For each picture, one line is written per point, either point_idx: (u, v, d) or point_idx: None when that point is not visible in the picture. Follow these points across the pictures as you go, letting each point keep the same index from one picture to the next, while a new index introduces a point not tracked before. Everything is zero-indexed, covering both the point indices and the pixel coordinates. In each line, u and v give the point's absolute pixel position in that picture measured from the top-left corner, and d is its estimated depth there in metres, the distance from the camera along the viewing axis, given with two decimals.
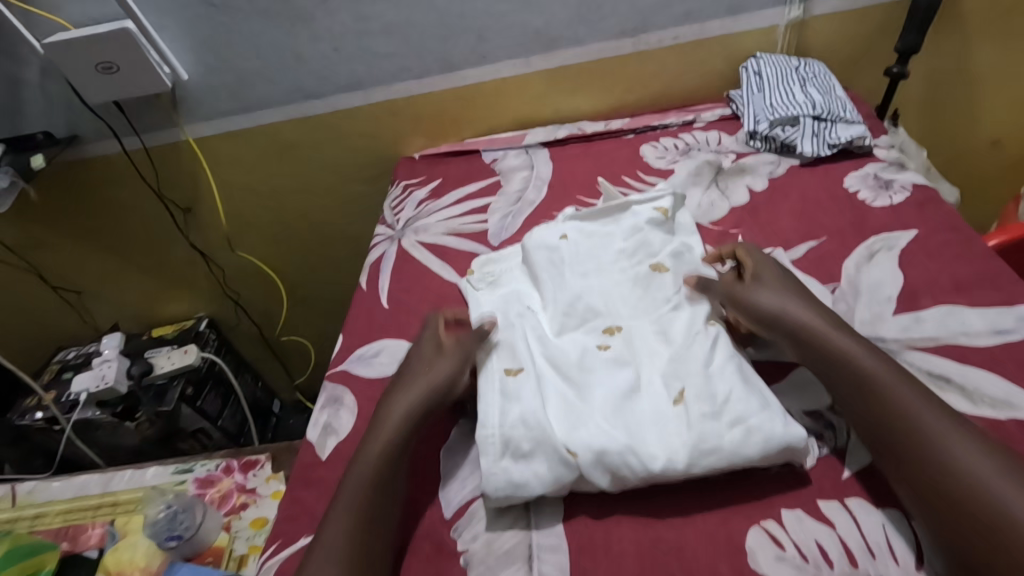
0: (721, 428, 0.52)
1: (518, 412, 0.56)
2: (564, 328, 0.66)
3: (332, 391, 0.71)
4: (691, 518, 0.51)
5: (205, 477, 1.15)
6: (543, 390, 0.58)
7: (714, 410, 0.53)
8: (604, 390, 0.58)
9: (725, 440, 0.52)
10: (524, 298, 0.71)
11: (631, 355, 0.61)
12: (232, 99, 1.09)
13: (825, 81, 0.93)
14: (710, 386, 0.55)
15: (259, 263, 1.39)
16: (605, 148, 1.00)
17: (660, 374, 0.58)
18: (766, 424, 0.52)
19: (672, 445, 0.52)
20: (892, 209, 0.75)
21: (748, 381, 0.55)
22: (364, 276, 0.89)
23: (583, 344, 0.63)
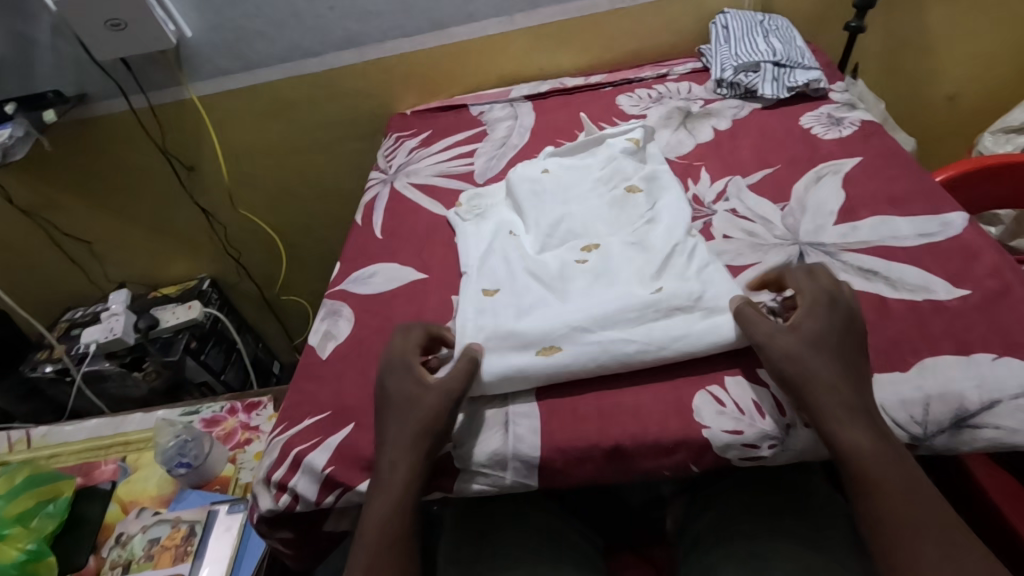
0: (691, 318, 0.60)
1: (506, 326, 0.64)
2: (546, 246, 0.73)
3: (331, 306, 0.78)
4: (647, 386, 0.59)
5: (211, 417, 1.22)
6: (528, 304, 0.66)
7: (689, 303, 0.61)
8: (584, 292, 0.66)
9: (694, 324, 0.59)
10: (509, 226, 0.78)
11: (607, 264, 0.68)
12: (233, 58, 1.15)
13: (787, 33, 1.00)
14: (686, 286, 0.63)
15: (261, 222, 1.45)
16: (584, 99, 1.07)
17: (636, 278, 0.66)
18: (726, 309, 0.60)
19: (648, 332, 0.60)
20: (841, 141, 0.82)
21: (715, 275, 0.64)
22: (360, 214, 0.96)
23: (562, 262, 0.70)
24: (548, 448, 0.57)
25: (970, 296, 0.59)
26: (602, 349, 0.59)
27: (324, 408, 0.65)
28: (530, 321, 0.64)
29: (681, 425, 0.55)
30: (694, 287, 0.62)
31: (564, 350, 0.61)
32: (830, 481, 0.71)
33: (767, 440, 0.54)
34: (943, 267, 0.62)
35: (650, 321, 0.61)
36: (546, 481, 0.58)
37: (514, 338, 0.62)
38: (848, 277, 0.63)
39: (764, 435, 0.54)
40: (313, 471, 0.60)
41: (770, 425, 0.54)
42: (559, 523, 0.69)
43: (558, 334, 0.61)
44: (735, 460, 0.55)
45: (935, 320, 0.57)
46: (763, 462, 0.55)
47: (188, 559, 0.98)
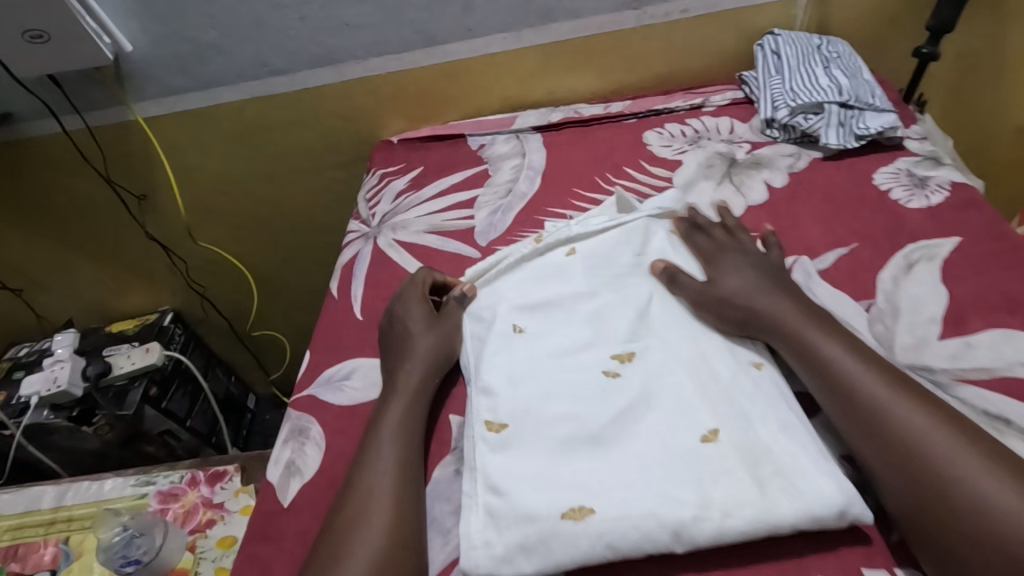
0: (764, 493, 0.45)
1: (520, 494, 0.48)
2: (567, 351, 0.58)
3: (296, 421, 0.62)
4: None
5: (169, 491, 1.06)
6: (544, 443, 0.51)
7: (756, 459, 0.47)
8: (619, 430, 0.51)
9: (771, 497, 0.44)
10: (513, 316, 0.63)
11: (641, 393, 0.53)
12: (186, 75, 0.97)
13: (850, 62, 0.84)
14: (753, 436, 0.48)
15: (226, 254, 1.27)
16: (604, 135, 0.90)
17: (689, 415, 0.50)
18: (812, 482, 0.44)
19: (705, 493, 0.45)
20: (929, 212, 0.66)
21: (795, 425, 0.48)
22: (335, 280, 0.79)
23: (583, 386, 0.55)
24: None
25: None
26: (659, 534, 0.44)
27: None
28: (543, 472, 0.49)
29: None
30: (779, 410, 0.50)
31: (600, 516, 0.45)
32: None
33: None
34: None
35: (708, 490, 0.46)
36: None
37: (530, 495, 0.48)
38: None
39: None
40: None
41: None
42: None
43: (586, 486, 0.47)
44: None
45: None
46: None
47: None
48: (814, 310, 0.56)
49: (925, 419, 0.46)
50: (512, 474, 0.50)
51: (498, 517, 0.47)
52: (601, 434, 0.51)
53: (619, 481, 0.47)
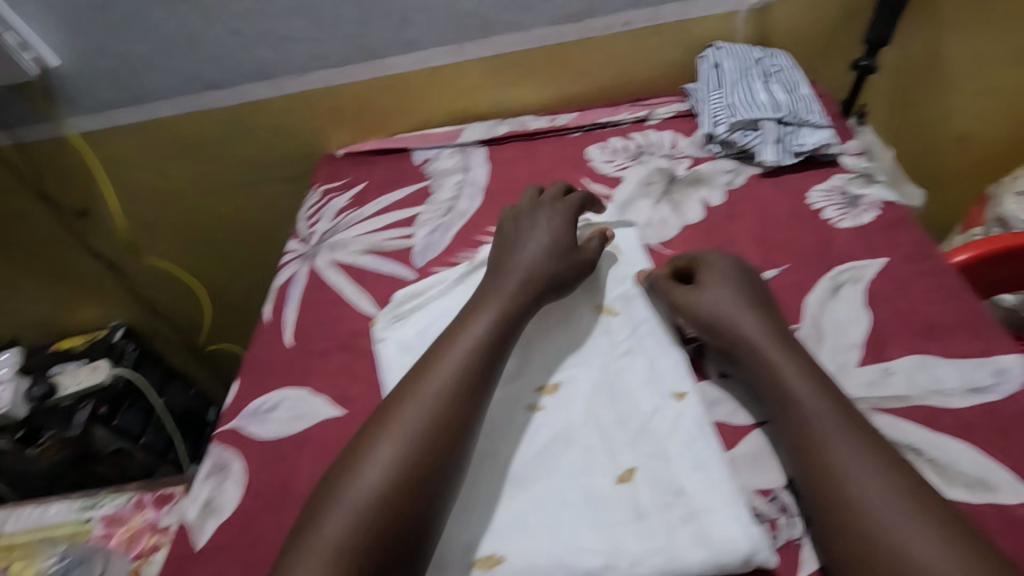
0: (671, 536, 0.45)
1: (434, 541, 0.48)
2: None
3: (218, 456, 0.61)
4: None
5: (113, 515, 1.03)
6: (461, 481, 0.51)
7: (670, 500, 0.47)
8: (538, 470, 0.51)
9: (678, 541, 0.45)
10: None
11: (562, 431, 0.53)
12: (119, 89, 0.93)
13: (790, 76, 0.83)
14: (669, 474, 0.49)
15: (175, 269, 1.24)
16: (549, 149, 0.89)
17: (608, 454, 0.51)
18: (721, 525, 0.44)
19: (615, 540, 0.46)
20: (859, 232, 0.67)
21: (710, 464, 0.48)
22: (269, 304, 0.77)
23: (505, 419, 0.54)
24: None
25: None
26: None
27: None
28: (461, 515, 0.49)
29: None
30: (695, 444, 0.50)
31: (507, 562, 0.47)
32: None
33: None
34: (1006, 448, 0.47)
35: (618, 535, 0.46)
36: None
37: (459, 536, 0.48)
38: None
39: None
40: None
41: None
42: None
43: (501, 532, 0.48)
44: None
45: (1004, 540, 0.43)
46: None
47: None
48: (775, 320, 0.56)
49: (851, 454, 0.46)
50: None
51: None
52: (519, 472, 0.51)
53: (540, 527, 0.48)
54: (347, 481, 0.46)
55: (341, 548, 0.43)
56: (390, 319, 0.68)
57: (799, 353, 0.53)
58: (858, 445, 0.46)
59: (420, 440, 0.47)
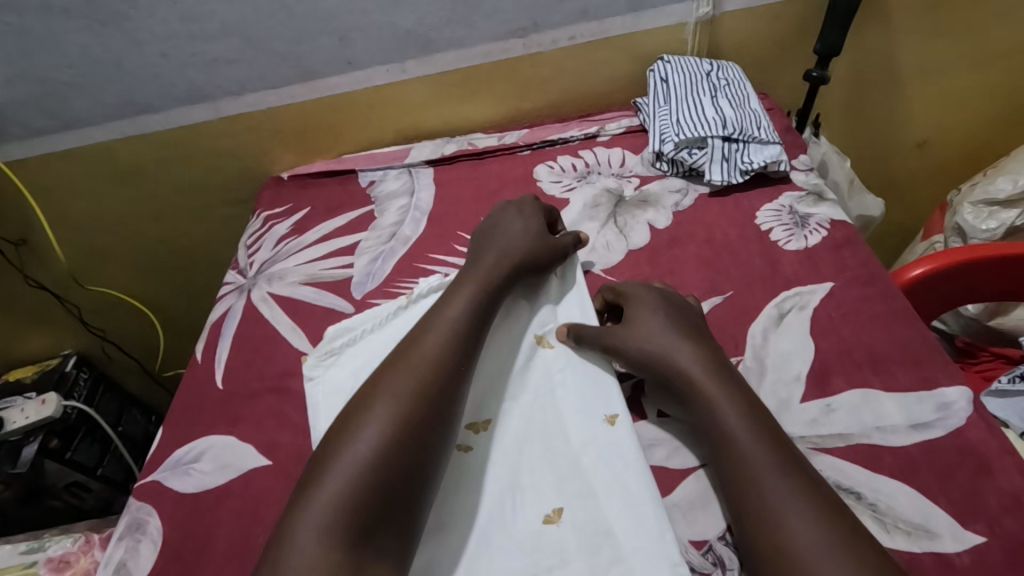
0: None
1: None
2: None
3: (135, 514, 0.57)
4: None
5: (59, 558, 0.98)
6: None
7: (597, 541, 0.45)
8: (463, 514, 0.48)
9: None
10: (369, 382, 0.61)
11: (489, 469, 0.50)
12: (47, 115, 0.89)
13: (739, 89, 0.81)
14: (598, 513, 0.46)
15: (124, 295, 1.20)
16: (497, 169, 0.86)
17: (534, 492, 0.48)
18: (648, 569, 0.43)
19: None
20: (806, 255, 0.64)
21: (640, 500, 0.46)
22: (201, 343, 0.74)
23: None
24: None
25: (985, 545, 0.43)
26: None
27: None
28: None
29: None
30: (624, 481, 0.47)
31: None
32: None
33: None
34: (947, 490, 0.45)
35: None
36: None
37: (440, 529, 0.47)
38: None
39: None
40: None
41: None
42: None
43: None
44: None
45: None
46: None
47: None
48: (709, 346, 0.54)
49: (788, 489, 0.44)
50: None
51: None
52: (445, 519, 0.48)
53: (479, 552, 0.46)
54: (321, 477, 0.44)
55: (318, 543, 0.41)
56: (321, 358, 0.64)
57: (737, 387, 0.51)
58: (794, 481, 0.44)
59: (401, 421, 0.47)
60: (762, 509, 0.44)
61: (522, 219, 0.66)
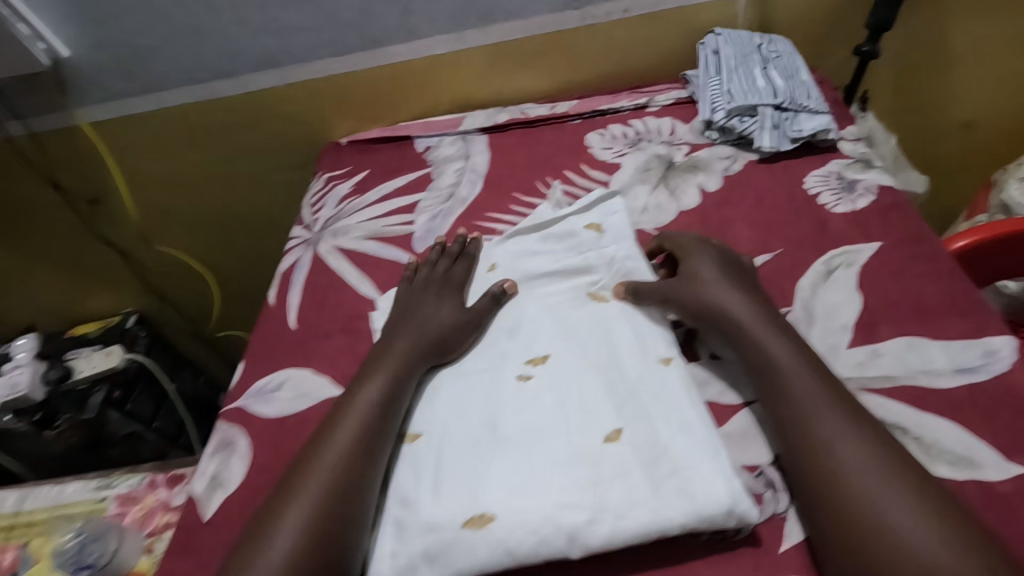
0: (658, 490, 0.46)
1: (425, 502, 0.49)
2: (487, 362, 0.60)
3: (224, 433, 0.63)
4: None
5: (127, 494, 1.06)
6: (456, 449, 0.53)
7: (654, 457, 0.48)
8: (529, 435, 0.52)
9: (664, 494, 0.46)
10: None
11: (552, 394, 0.55)
12: (127, 78, 0.95)
13: (790, 61, 0.84)
14: (653, 433, 0.50)
15: (185, 257, 1.27)
16: (549, 136, 0.89)
17: (593, 416, 0.52)
18: (705, 481, 0.46)
19: (602, 495, 0.47)
20: (853, 216, 0.67)
21: (694, 425, 0.49)
22: (274, 289, 0.79)
23: (496, 395, 0.56)
24: None
25: None
26: (555, 537, 0.45)
27: None
28: (453, 485, 0.50)
29: None
30: (683, 409, 0.51)
31: (498, 521, 0.47)
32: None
33: None
34: (991, 425, 0.48)
35: (605, 491, 0.47)
36: None
37: None
38: None
39: None
40: None
41: None
42: None
43: (491, 493, 0.48)
44: None
45: (986, 515, 0.44)
46: None
47: None
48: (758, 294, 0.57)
49: (840, 416, 0.47)
50: (424, 485, 0.51)
51: (405, 529, 0.49)
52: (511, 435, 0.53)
53: None
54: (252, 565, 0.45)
55: None
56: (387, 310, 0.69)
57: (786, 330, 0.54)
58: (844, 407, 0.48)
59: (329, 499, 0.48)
60: (804, 440, 0.47)
61: (442, 300, 0.65)
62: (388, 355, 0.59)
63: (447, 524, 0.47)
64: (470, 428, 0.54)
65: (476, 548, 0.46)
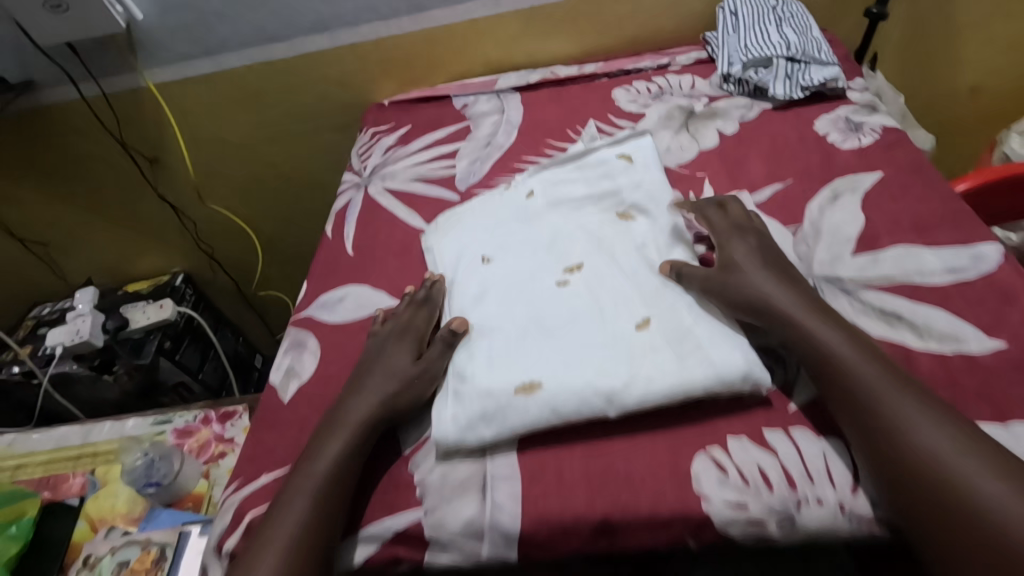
0: (683, 361, 0.54)
1: (480, 377, 0.57)
2: (529, 270, 0.66)
3: (295, 336, 0.71)
4: (633, 435, 0.53)
5: (184, 428, 1.16)
6: (504, 336, 0.60)
7: (679, 338, 0.56)
8: (570, 324, 0.60)
9: (689, 364, 0.53)
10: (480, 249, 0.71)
11: (589, 292, 0.62)
12: (192, 41, 1.05)
13: (802, 21, 0.90)
14: (678, 320, 0.57)
15: (233, 216, 1.36)
16: (578, 92, 0.97)
17: (625, 309, 0.60)
18: (724, 353, 0.53)
19: (635, 367, 0.54)
20: (859, 151, 0.74)
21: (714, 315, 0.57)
22: (329, 223, 0.87)
23: (537, 295, 0.63)
24: (529, 519, 0.50)
25: (1007, 348, 0.52)
26: (594, 398, 0.53)
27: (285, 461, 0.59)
28: (504, 362, 0.57)
29: (681, 499, 0.48)
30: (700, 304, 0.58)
31: (545, 388, 0.54)
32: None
33: (775, 517, 0.47)
34: (976, 311, 0.55)
35: (638, 363, 0.54)
36: (526, 555, 0.50)
37: None
38: (867, 322, 0.57)
39: (771, 510, 0.47)
40: None
41: (778, 499, 0.48)
42: None
43: (539, 368, 0.56)
44: (739, 537, 0.48)
45: (969, 379, 0.51)
46: (770, 540, 0.48)
47: None
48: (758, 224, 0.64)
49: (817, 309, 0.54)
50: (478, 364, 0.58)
51: (463, 396, 0.56)
52: (553, 325, 0.60)
53: None
54: None
55: None
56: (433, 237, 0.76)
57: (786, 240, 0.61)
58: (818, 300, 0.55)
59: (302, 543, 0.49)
60: (804, 333, 0.53)
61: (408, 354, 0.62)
62: (353, 401, 0.58)
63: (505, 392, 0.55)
64: (517, 319, 0.62)
65: (526, 407, 0.53)
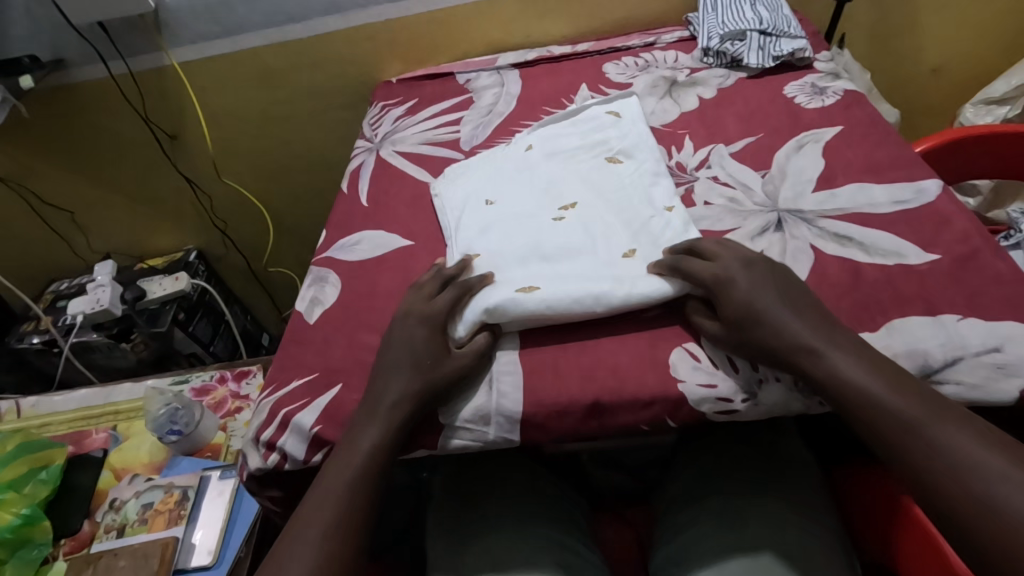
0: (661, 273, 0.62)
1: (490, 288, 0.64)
2: (529, 210, 0.75)
3: (317, 273, 0.79)
4: (620, 335, 0.60)
5: (202, 387, 1.22)
6: (508, 261, 0.68)
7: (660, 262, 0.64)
8: (568, 250, 0.68)
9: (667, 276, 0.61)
10: (484, 194, 0.79)
11: (583, 224, 0.71)
12: (215, 22, 1.13)
13: (774, 1, 1.00)
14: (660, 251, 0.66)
15: (246, 193, 1.44)
16: (571, 67, 1.06)
17: (615, 240, 0.68)
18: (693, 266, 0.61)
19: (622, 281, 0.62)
20: (822, 110, 0.83)
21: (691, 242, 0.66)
22: (345, 182, 0.95)
23: (538, 228, 0.71)
24: (529, 404, 0.57)
25: (941, 260, 0.60)
26: (587, 298, 0.60)
27: (312, 369, 0.66)
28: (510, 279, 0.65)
29: (662, 384, 0.56)
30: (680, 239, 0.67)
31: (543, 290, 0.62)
32: (798, 429, 0.75)
33: (740, 394, 0.55)
34: (917, 232, 0.64)
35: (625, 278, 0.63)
36: (526, 436, 0.58)
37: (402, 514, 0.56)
38: (823, 243, 0.65)
39: (737, 389, 0.55)
40: (301, 431, 0.61)
41: (743, 380, 0.55)
42: (545, 486, 0.72)
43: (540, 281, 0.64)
44: (709, 414, 0.56)
45: (908, 284, 0.59)
46: (736, 416, 0.56)
47: (182, 523, 1.01)
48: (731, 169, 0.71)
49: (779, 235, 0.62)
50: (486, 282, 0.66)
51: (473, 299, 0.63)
52: (552, 251, 0.68)
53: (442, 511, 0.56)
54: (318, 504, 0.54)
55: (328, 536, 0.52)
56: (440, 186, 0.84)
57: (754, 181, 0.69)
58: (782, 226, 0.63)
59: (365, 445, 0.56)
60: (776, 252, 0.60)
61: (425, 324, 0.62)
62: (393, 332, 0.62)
63: (509, 299, 0.61)
64: (520, 247, 0.70)
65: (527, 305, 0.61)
